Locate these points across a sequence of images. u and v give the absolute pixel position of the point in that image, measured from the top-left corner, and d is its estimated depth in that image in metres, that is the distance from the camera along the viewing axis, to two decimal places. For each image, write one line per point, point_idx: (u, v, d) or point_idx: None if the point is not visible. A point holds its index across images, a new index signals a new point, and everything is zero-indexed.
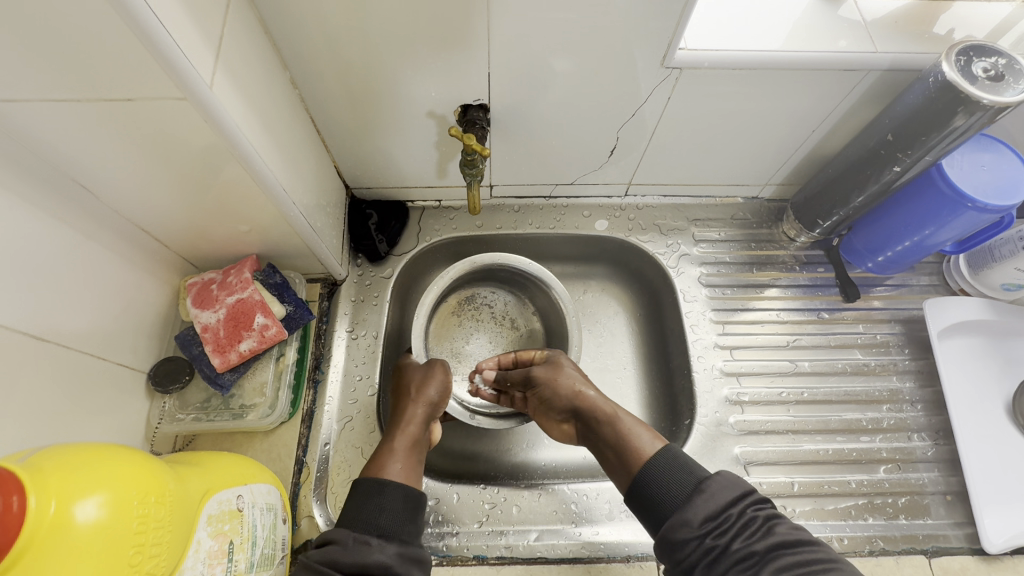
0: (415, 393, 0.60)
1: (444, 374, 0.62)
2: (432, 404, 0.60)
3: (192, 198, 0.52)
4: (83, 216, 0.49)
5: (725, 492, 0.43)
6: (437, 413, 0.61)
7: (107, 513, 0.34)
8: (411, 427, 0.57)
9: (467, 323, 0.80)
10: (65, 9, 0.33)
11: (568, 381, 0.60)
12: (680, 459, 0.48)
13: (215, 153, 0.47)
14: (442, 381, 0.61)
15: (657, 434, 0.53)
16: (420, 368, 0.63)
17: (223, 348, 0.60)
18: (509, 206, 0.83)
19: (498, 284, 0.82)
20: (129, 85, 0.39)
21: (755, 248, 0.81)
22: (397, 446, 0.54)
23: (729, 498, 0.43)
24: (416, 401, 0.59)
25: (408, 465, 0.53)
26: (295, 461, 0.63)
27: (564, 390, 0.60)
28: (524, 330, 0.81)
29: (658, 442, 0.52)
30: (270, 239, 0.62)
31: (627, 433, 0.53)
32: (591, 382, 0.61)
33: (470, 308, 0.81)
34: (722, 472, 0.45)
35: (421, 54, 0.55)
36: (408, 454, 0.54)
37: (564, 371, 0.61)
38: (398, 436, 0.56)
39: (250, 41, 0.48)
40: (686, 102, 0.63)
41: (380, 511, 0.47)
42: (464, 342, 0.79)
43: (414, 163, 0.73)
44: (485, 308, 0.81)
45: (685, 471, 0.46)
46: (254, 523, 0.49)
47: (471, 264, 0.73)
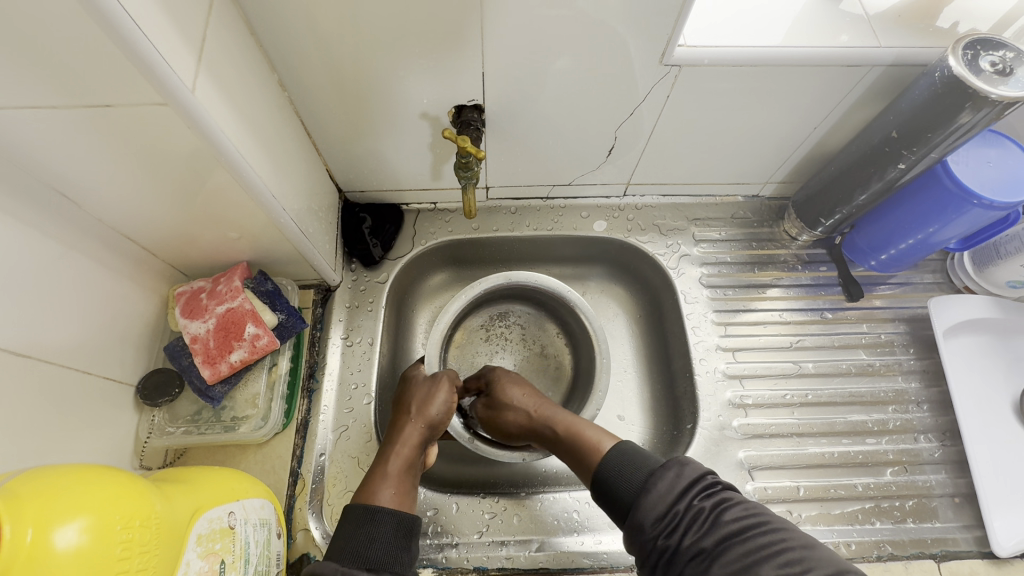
0: (417, 411, 0.59)
1: (448, 391, 0.61)
2: (431, 425, 0.58)
3: (178, 205, 0.51)
4: (66, 227, 0.47)
5: (671, 487, 0.42)
6: (434, 436, 0.59)
7: (89, 540, 0.33)
8: (405, 449, 0.55)
9: (495, 341, 0.79)
10: (36, 9, 0.31)
11: (510, 411, 0.60)
12: (629, 453, 0.47)
13: (200, 158, 0.45)
14: (446, 398, 0.60)
15: (604, 430, 0.53)
16: (424, 384, 0.62)
17: (214, 359, 0.58)
18: (506, 207, 0.81)
19: (536, 307, 0.80)
20: (108, 89, 0.37)
21: (756, 248, 0.80)
22: (391, 469, 0.53)
23: (675, 493, 0.41)
24: (415, 420, 0.57)
25: (400, 491, 0.51)
26: (291, 472, 0.62)
27: (511, 421, 0.60)
28: (552, 360, 0.79)
29: (607, 438, 0.52)
30: (261, 246, 0.61)
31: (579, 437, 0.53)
32: (538, 398, 0.60)
33: (499, 326, 0.80)
34: (669, 463, 0.44)
35: (414, 54, 0.54)
36: (401, 479, 0.53)
37: (504, 397, 0.61)
38: (391, 457, 0.54)
39: (235, 42, 0.47)
40: (684, 100, 0.61)
41: (370, 541, 0.45)
42: (486, 358, 0.78)
43: (408, 166, 0.71)
44: (516, 330, 0.80)
45: (635, 467, 0.45)
46: (246, 540, 0.48)
47: (503, 280, 0.72)
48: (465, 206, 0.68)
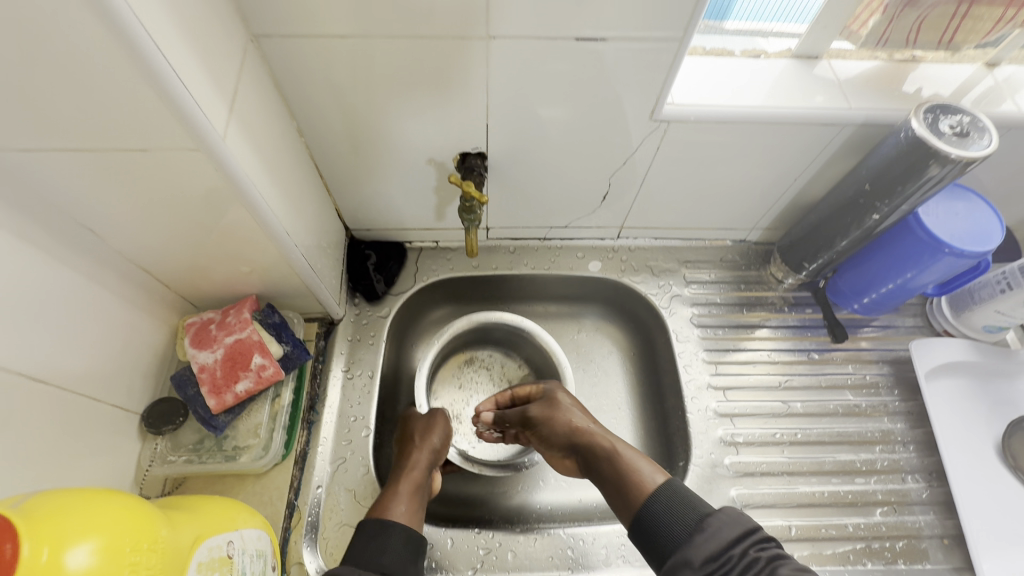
0: (420, 439, 0.63)
1: (445, 426, 0.65)
2: (435, 451, 0.62)
3: (194, 238, 0.54)
4: (85, 258, 0.49)
5: (726, 532, 0.44)
6: (439, 460, 0.64)
7: (99, 561, 0.34)
8: (415, 471, 0.59)
9: (466, 384, 0.82)
10: (92, 71, 0.35)
11: (562, 416, 0.63)
12: (678, 496, 0.49)
13: (222, 198, 0.48)
14: (445, 429, 0.65)
15: (657, 465, 0.54)
16: (422, 417, 0.66)
17: (220, 389, 0.59)
18: (505, 247, 0.85)
19: (498, 347, 0.84)
20: (143, 138, 0.40)
21: (744, 290, 0.83)
22: (400, 489, 0.58)
23: (730, 538, 0.43)
24: (421, 448, 0.62)
25: (411, 508, 0.56)
26: (287, 504, 0.62)
27: (561, 424, 0.63)
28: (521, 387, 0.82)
29: (660, 472, 0.53)
30: (271, 280, 0.63)
31: (627, 465, 0.55)
32: (587, 416, 0.64)
33: (468, 370, 0.83)
34: (726, 510, 0.45)
35: (426, 106, 0.58)
36: (411, 497, 0.57)
37: (558, 407, 0.64)
38: (401, 479, 0.59)
39: (261, 94, 0.51)
40: (673, 152, 0.66)
41: (382, 551, 0.51)
42: (464, 405, 0.81)
43: (413, 207, 0.75)
44: (482, 371, 0.83)
45: (688, 509, 0.47)
46: (243, 571, 0.48)
47: (467, 321, 0.77)
48: (468, 245, 0.71)
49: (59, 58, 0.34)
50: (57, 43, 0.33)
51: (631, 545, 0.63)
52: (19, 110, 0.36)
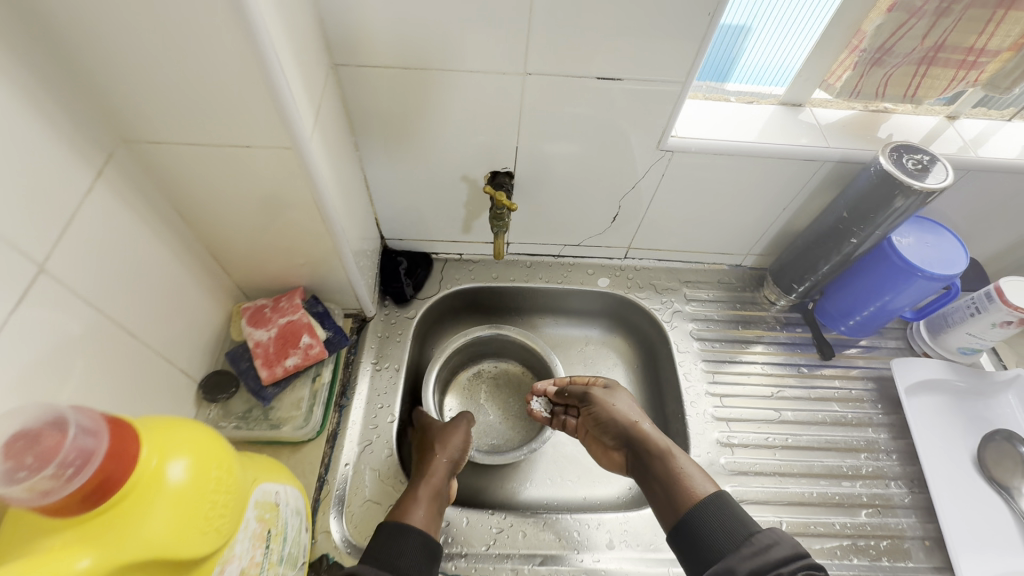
0: (439, 448, 0.69)
1: (465, 434, 0.72)
2: (453, 460, 0.68)
3: (263, 228, 0.62)
4: (172, 237, 0.58)
5: (775, 551, 0.48)
6: (455, 470, 0.69)
7: (194, 470, 0.40)
8: (434, 479, 0.64)
9: (475, 395, 0.90)
10: (223, 80, 0.44)
11: (622, 407, 0.70)
12: (728, 512, 0.54)
13: (297, 193, 0.57)
14: (461, 441, 0.71)
15: (707, 476, 0.60)
16: (440, 428, 0.72)
17: (271, 362, 0.66)
18: (523, 261, 0.93)
19: (498, 360, 0.93)
20: (248, 136, 0.50)
21: (739, 308, 0.91)
22: (421, 494, 0.62)
23: (778, 556, 0.47)
24: (439, 456, 0.67)
25: (430, 513, 0.60)
26: (318, 477, 0.67)
27: (620, 414, 0.69)
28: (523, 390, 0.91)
29: (708, 482, 0.59)
30: (319, 274, 0.71)
31: (680, 470, 0.60)
32: (642, 413, 0.70)
33: (477, 383, 0.91)
34: (778, 534, 0.50)
35: (465, 130, 0.69)
36: (430, 503, 0.62)
37: (618, 401, 0.71)
38: (421, 485, 0.63)
39: (334, 110, 0.61)
40: (676, 179, 0.76)
41: (400, 553, 0.54)
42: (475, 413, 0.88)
43: (444, 219, 0.84)
44: (490, 379, 0.92)
45: (737, 525, 0.53)
46: (284, 520, 0.54)
47: (461, 339, 0.88)
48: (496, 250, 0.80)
49: (203, 67, 0.43)
50: (205, 55, 0.42)
51: (634, 530, 0.68)
52: (158, 104, 0.46)
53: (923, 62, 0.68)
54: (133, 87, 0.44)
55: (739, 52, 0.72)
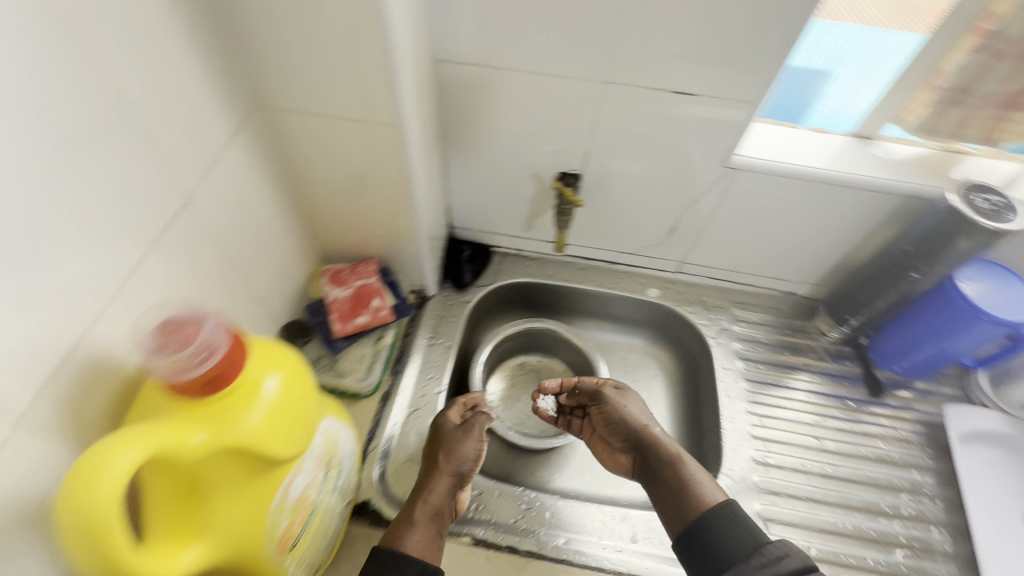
0: (442, 461, 0.66)
1: (470, 443, 0.69)
2: (456, 474, 0.66)
3: (355, 199, 0.70)
4: (279, 195, 0.66)
5: (785, 563, 0.50)
6: (458, 485, 0.66)
7: (285, 386, 0.46)
8: (433, 498, 0.62)
9: (518, 384, 0.94)
10: (350, 58, 0.52)
11: (633, 410, 0.72)
12: (738, 520, 0.56)
13: (390, 168, 0.64)
14: (466, 453, 0.67)
15: (719, 486, 0.61)
16: (443, 437, 0.69)
17: (344, 318, 0.74)
18: (577, 264, 0.98)
19: (543, 355, 0.97)
20: (360, 110, 0.57)
21: (789, 334, 0.91)
22: (418, 517, 0.60)
23: (788, 568, 0.49)
24: (441, 472, 0.65)
25: (427, 538, 0.58)
26: (368, 430, 0.74)
27: (632, 417, 0.71)
28: None
29: (718, 491, 0.60)
30: (394, 249, 0.78)
31: (690, 476, 0.62)
32: (652, 418, 0.72)
33: (520, 373, 0.95)
34: (786, 545, 0.52)
35: (542, 131, 0.75)
36: (428, 526, 0.60)
37: (630, 403, 0.73)
38: (420, 505, 0.61)
39: (430, 100, 0.68)
40: (738, 198, 0.78)
41: None
42: (515, 400, 0.92)
43: (509, 214, 0.90)
44: (533, 371, 0.96)
45: (747, 536, 0.54)
46: (342, 456, 0.60)
47: (517, 328, 0.94)
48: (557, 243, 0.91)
49: (338, 46, 0.51)
50: (341, 35, 0.50)
51: (659, 529, 0.70)
52: (293, 74, 0.54)
53: (1004, 106, 0.70)
54: (277, 58, 0.53)
55: (817, 95, 0.75)
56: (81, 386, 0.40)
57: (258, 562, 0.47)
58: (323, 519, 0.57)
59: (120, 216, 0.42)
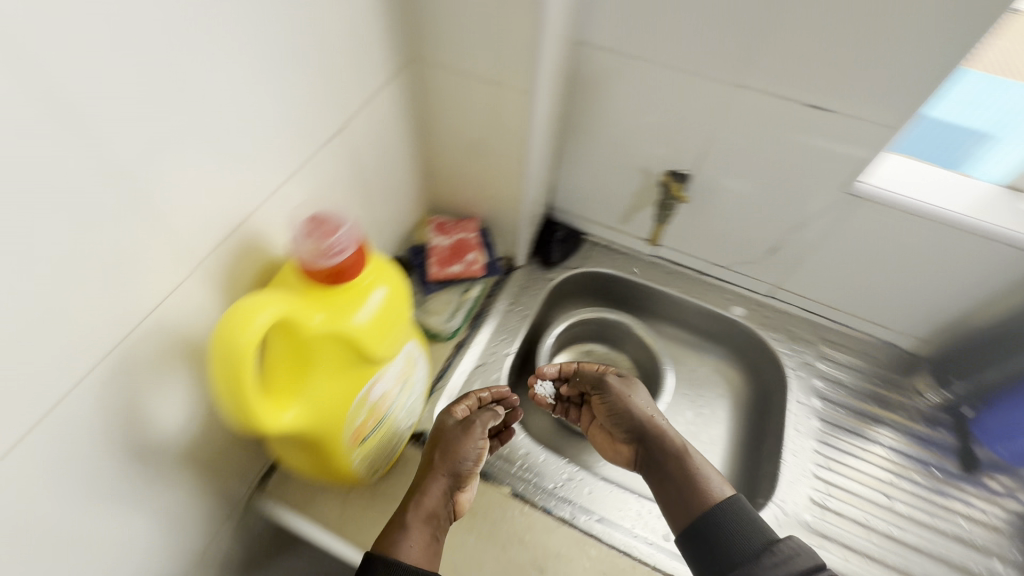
0: (440, 460, 0.63)
1: (471, 438, 0.65)
2: (453, 474, 0.63)
3: (474, 158, 0.76)
4: (411, 142, 0.74)
5: (794, 561, 0.50)
6: (457, 486, 0.64)
7: (389, 297, 0.52)
8: (428, 500, 0.60)
9: None
10: (504, 22, 0.57)
11: (638, 401, 0.72)
12: (742, 517, 0.56)
13: (514, 132, 0.69)
14: (465, 449, 0.64)
15: (724, 479, 0.62)
16: (445, 436, 0.66)
17: (440, 264, 0.80)
18: (665, 267, 0.97)
19: (611, 349, 0.99)
20: (500, 72, 0.63)
21: (880, 385, 0.85)
22: (412, 520, 0.58)
23: (797, 567, 0.49)
24: (438, 472, 0.62)
25: (422, 544, 0.57)
26: (438, 370, 0.80)
27: (636, 407, 0.71)
28: None
29: (725, 485, 0.61)
30: (496, 213, 0.83)
31: (697, 471, 0.62)
32: (655, 409, 0.72)
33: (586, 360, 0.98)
34: (792, 543, 0.52)
35: (662, 126, 0.76)
36: (423, 530, 0.58)
37: (634, 393, 0.73)
38: (414, 507, 0.59)
39: (561, 77, 0.72)
40: (854, 228, 0.75)
41: None
42: None
43: (609, 205, 0.92)
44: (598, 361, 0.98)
45: (754, 533, 0.54)
46: (416, 380, 0.66)
47: (593, 314, 0.97)
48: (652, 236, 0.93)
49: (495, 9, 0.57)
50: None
51: None
52: (451, 31, 0.61)
53: None
54: (441, 14, 0.60)
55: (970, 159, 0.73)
56: (238, 257, 0.49)
57: (334, 445, 0.54)
58: (389, 429, 0.64)
59: (294, 124, 0.50)
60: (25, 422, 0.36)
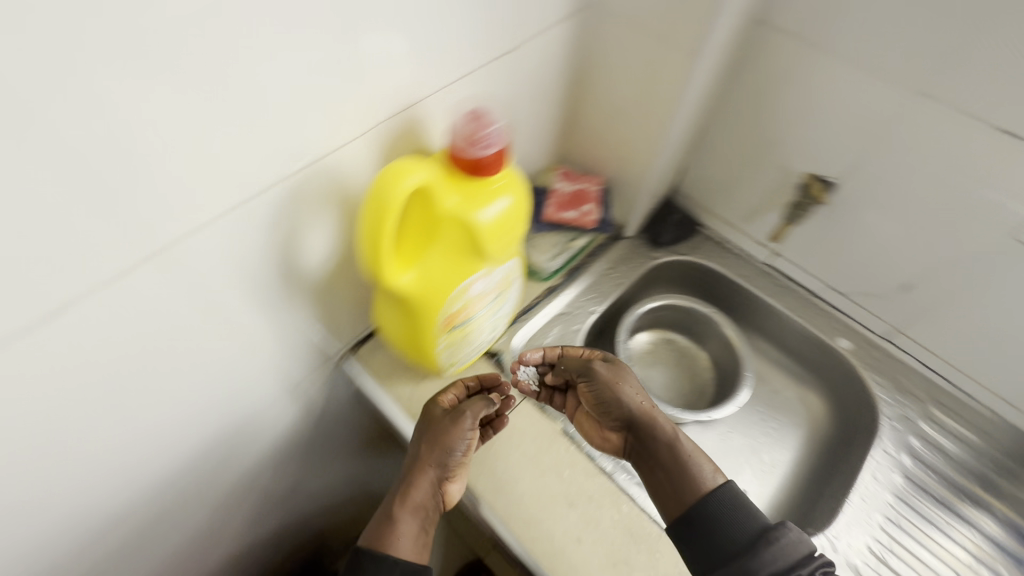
0: (428, 453, 0.64)
1: (461, 429, 0.64)
2: (441, 467, 0.63)
3: (618, 114, 0.78)
4: (564, 86, 0.78)
5: (791, 549, 0.55)
6: (448, 476, 0.64)
7: (513, 203, 0.57)
8: (416, 495, 0.62)
9: (657, 354, 0.97)
10: None
11: (628, 390, 0.69)
12: (734, 503, 0.59)
13: (667, 93, 0.71)
14: (454, 440, 0.63)
15: (714, 465, 0.64)
16: (436, 424, 0.66)
17: (558, 207, 0.83)
18: (777, 279, 0.93)
19: (694, 343, 0.98)
20: (673, 27, 0.65)
21: (985, 467, 0.78)
22: (399, 513, 0.61)
23: (795, 556, 0.54)
24: (426, 465, 0.63)
25: (412, 535, 0.60)
26: (526, 305, 0.84)
27: (625, 397, 0.69)
28: (697, 382, 0.94)
29: (717, 472, 0.63)
30: (622, 175, 0.85)
31: (691, 459, 0.64)
32: (644, 396, 0.71)
33: (664, 347, 0.98)
34: (787, 528, 0.56)
35: (820, 124, 0.73)
36: (411, 521, 0.60)
37: (624, 382, 0.70)
38: (403, 500, 0.61)
39: (729, 52, 0.72)
40: (1012, 284, 0.67)
41: None
42: (648, 363, 0.95)
43: (735, 199, 0.90)
44: (676, 351, 0.97)
45: (748, 520, 0.58)
46: (507, 297, 0.71)
47: (685, 303, 0.96)
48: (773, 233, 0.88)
49: None
50: None
51: None
52: None
53: None
54: None
55: None
56: (401, 133, 0.56)
57: (428, 324, 0.61)
58: (473, 331, 0.69)
59: (477, 29, 0.56)
60: (227, 204, 0.45)
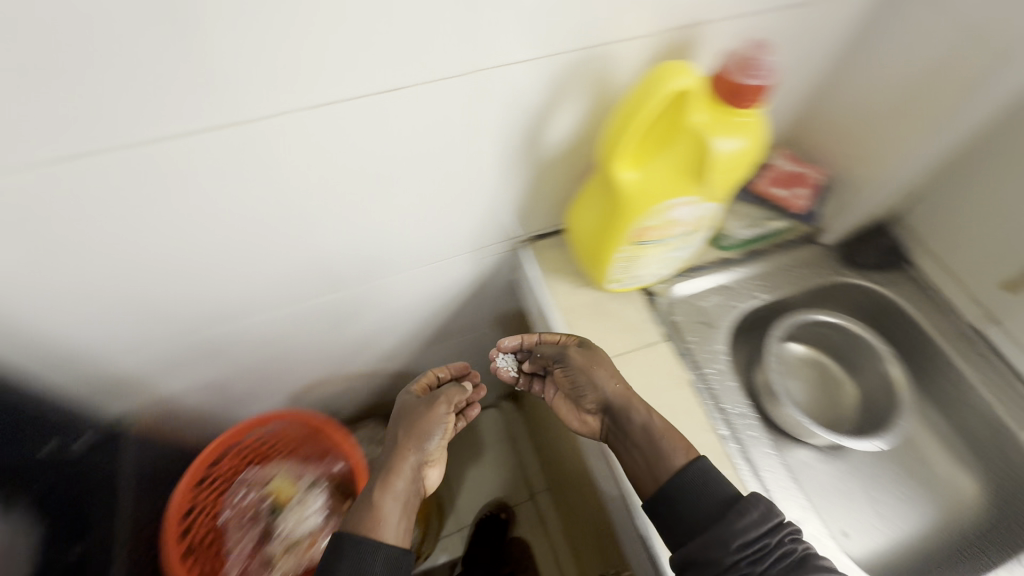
0: (410, 439, 0.69)
1: (439, 410, 0.72)
2: (421, 457, 0.68)
3: (877, 113, 0.74)
4: (829, 69, 0.75)
5: (756, 518, 0.57)
6: (422, 468, 0.69)
7: (751, 142, 0.59)
8: (400, 479, 0.65)
9: (805, 368, 0.94)
10: None
11: (601, 374, 0.69)
12: (701, 478, 0.61)
13: (949, 104, 0.66)
14: (431, 421, 0.70)
15: (685, 441, 0.65)
16: (416, 411, 0.72)
17: (770, 180, 0.84)
18: (981, 348, 0.82)
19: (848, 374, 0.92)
20: (990, 33, 0.59)
21: None
22: (381, 493, 0.63)
23: (760, 524, 0.57)
24: (406, 454, 0.67)
25: (400, 513, 0.63)
26: (696, 263, 0.86)
27: (597, 380, 0.69)
28: (837, 411, 0.90)
29: (688, 450, 0.64)
30: (852, 177, 0.81)
31: (660, 440, 0.64)
32: (619, 374, 0.70)
33: (815, 364, 0.94)
34: (753, 501, 0.58)
35: None
36: (400, 500, 0.64)
37: (597, 368, 0.69)
38: (384, 482, 0.65)
39: None
40: None
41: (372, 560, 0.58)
42: (792, 371, 0.93)
43: (970, 245, 0.80)
44: (825, 374, 0.93)
45: (713, 493, 0.60)
46: (694, 240, 0.74)
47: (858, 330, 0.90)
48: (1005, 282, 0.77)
49: None
50: None
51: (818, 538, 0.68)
52: None
53: None
54: None
55: None
56: (672, 51, 0.61)
57: (623, 230, 0.67)
58: (652, 258, 0.74)
59: None
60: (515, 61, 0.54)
